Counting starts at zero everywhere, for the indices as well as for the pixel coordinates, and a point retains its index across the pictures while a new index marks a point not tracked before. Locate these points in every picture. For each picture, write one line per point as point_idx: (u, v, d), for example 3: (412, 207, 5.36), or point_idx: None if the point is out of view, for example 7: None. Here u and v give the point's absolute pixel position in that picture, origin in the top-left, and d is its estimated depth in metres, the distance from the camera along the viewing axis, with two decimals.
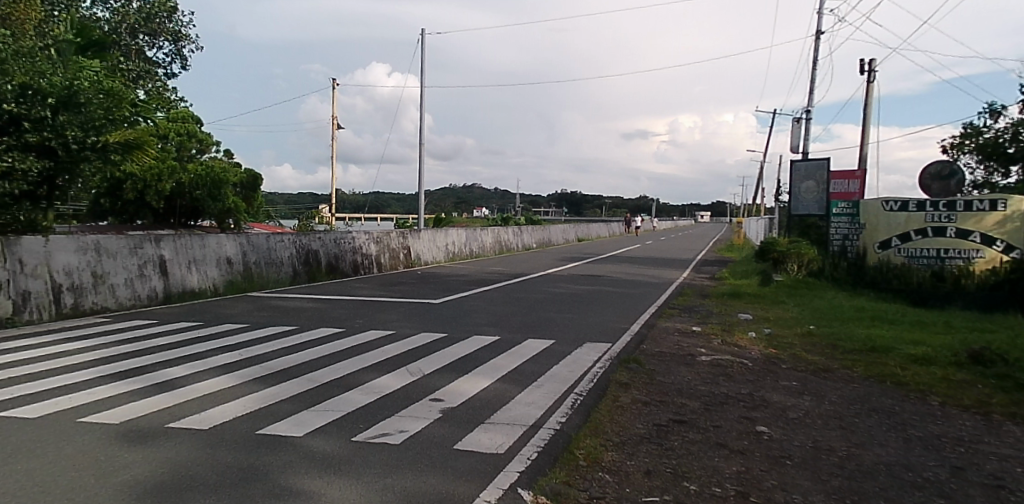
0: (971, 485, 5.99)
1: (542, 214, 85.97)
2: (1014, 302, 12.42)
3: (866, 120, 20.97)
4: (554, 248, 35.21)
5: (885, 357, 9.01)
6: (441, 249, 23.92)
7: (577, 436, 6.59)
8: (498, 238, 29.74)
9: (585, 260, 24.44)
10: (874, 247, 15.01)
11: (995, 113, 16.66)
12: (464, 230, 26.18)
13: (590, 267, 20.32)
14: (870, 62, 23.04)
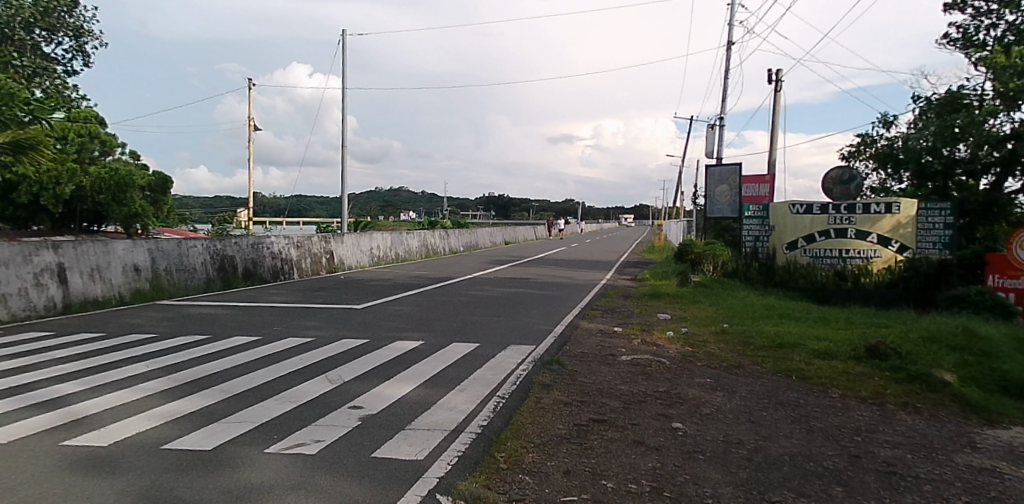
0: (866, 473, 6.40)
1: (468, 217, 85.98)
2: (907, 298, 13.35)
3: (776, 127, 21.92)
4: (481, 251, 35.27)
5: (791, 352, 9.49)
6: (366, 253, 23.61)
7: (499, 439, 6.64)
8: (425, 241, 29.59)
9: (512, 263, 24.64)
10: (783, 248, 15.75)
11: (885, 125, 17.58)
12: (389, 234, 25.93)
13: (516, 270, 20.51)
14: (778, 71, 24.14)
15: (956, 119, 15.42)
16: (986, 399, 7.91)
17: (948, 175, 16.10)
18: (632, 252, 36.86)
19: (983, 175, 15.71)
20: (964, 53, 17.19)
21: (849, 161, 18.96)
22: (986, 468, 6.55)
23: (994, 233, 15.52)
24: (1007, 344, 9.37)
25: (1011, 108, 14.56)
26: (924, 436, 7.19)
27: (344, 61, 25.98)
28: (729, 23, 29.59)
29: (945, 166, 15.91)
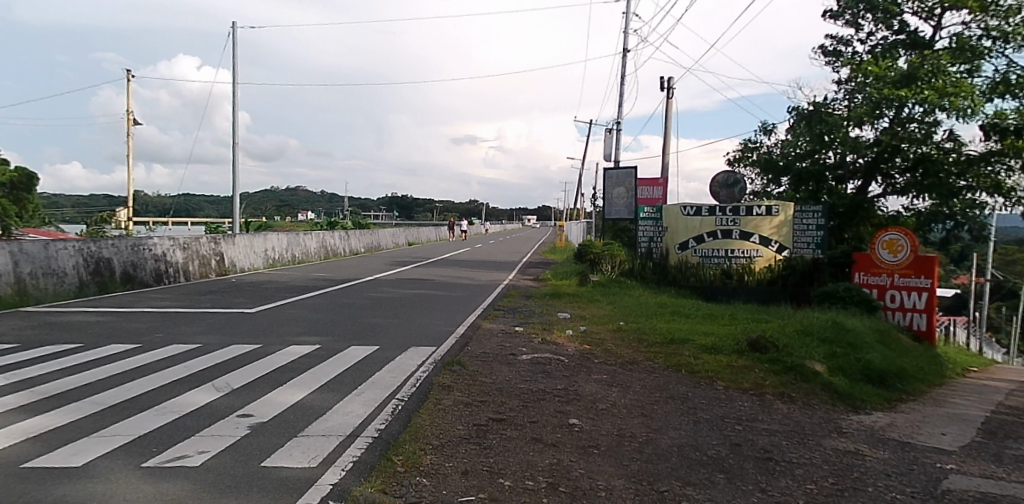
0: (746, 460, 6.82)
1: (371, 218, 84.47)
2: (784, 295, 14.57)
3: (668, 132, 22.90)
4: (382, 252, 34.78)
5: (681, 348, 9.96)
6: (259, 255, 22.73)
7: (396, 442, 6.57)
8: (324, 242, 28.86)
9: (415, 264, 24.46)
10: (675, 248, 16.47)
11: (766, 131, 18.72)
12: (284, 236, 25.07)
13: (418, 271, 20.36)
14: (671, 79, 25.22)
15: (826, 127, 16.65)
16: (851, 387, 8.67)
17: (820, 180, 17.39)
18: (536, 252, 37.51)
19: (850, 180, 17.18)
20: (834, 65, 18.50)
21: (735, 166, 19.84)
22: (851, 451, 7.16)
23: (860, 233, 17.06)
24: (869, 336, 10.31)
25: (873, 119, 15.85)
26: (798, 422, 7.75)
27: (235, 55, 24.84)
28: (625, 30, 30.61)
29: (818, 173, 17.16)
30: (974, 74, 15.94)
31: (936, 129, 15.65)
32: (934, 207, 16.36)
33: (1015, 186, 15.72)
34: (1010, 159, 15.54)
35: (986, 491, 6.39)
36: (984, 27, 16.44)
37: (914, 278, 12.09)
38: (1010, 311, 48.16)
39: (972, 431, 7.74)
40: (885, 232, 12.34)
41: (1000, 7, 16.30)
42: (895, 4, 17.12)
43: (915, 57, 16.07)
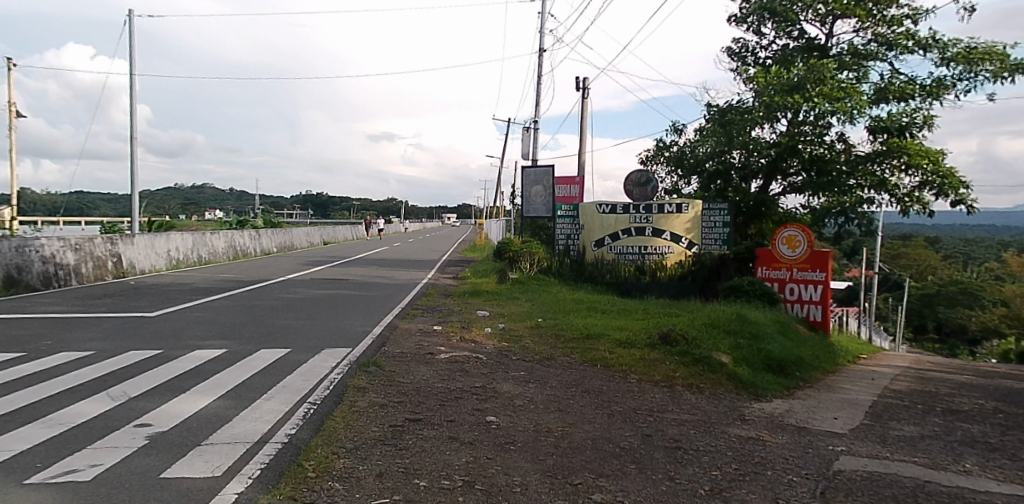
0: (657, 450, 7.05)
1: (289, 216, 81.91)
2: (694, 290, 15.27)
3: (585, 131, 23.36)
4: (297, 252, 33.81)
5: (597, 342, 10.19)
6: (161, 256, 21.61)
7: (307, 447, 6.39)
8: (233, 242, 27.76)
9: (333, 264, 23.90)
10: (591, 245, 16.83)
11: (676, 131, 19.40)
12: (189, 235, 23.95)
13: (335, 271, 19.91)
14: (586, 80, 25.72)
15: (730, 129, 17.38)
16: (754, 376, 9.14)
17: (726, 179, 18.15)
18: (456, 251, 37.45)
19: (753, 178, 18.05)
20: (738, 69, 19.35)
21: (649, 165, 20.40)
22: (752, 437, 7.53)
23: (762, 229, 18.05)
24: (770, 327, 10.88)
25: (771, 120, 16.76)
26: (706, 412, 8.07)
27: (133, 45, 23.46)
28: (541, 31, 31.00)
29: (724, 172, 17.92)
30: (862, 80, 17.03)
31: (827, 131, 16.66)
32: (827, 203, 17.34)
33: (897, 185, 16.90)
34: (893, 159, 16.69)
35: (872, 470, 6.87)
36: (871, 35, 17.59)
37: (811, 272, 12.92)
38: (897, 300, 52.09)
39: (861, 414, 8.31)
40: (785, 229, 12.91)
41: (885, 17, 17.47)
42: (792, 12, 18.06)
43: (809, 63, 17.01)
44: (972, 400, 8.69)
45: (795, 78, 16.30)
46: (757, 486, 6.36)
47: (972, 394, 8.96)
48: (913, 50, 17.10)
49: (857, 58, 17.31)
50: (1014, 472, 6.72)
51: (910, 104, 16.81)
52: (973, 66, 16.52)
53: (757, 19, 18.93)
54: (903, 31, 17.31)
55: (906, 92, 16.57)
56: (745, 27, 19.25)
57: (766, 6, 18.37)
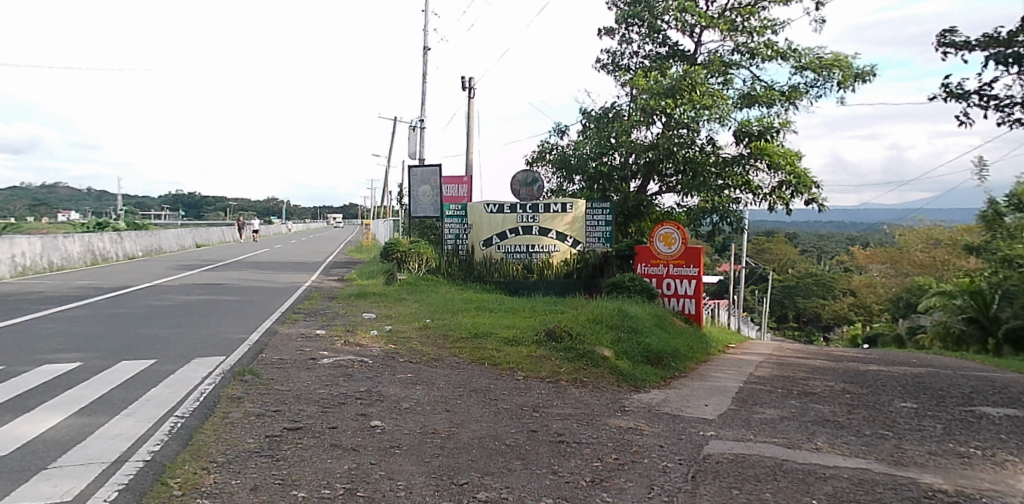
0: (541, 444, 7.20)
1: (160, 218, 76.53)
2: (579, 286, 15.79)
3: (472, 131, 23.43)
4: (166, 256, 31.69)
5: (485, 341, 10.26)
6: (4, 263, 19.54)
7: (174, 463, 5.98)
8: (89, 246, 25.55)
9: (208, 268, 22.59)
10: (479, 245, 16.94)
11: (559, 131, 19.82)
12: (38, 240, 21.81)
13: (210, 275, 18.81)
14: (471, 79, 25.78)
15: (610, 132, 18.03)
16: (634, 368, 9.56)
17: (607, 180, 18.81)
18: (342, 252, 36.51)
19: (632, 179, 18.84)
20: (614, 75, 20.08)
21: (535, 166, 20.77)
22: (631, 427, 7.86)
23: (642, 227, 18.92)
24: (649, 321, 11.43)
25: (647, 123, 17.56)
26: (588, 405, 8.33)
27: None
28: (424, 29, 30.78)
29: (605, 173, 18.57)
30: (728, 86, 18.17)
31: (699, 134, 17.68)
32: (700, 203, 18.41)
33: (761, 184, 18.21)
34: (756, 160, 17.95)
35: (738, 452, 7.38)
36: (735, 44, 18.79)
37: (685, 267, 13.69)
38: (762, 292, 56.36)
39: (729, 400, 8.91)
40: (662, 227, 13.54)
41: (747, 27, 18.71)
42: (662, 20, 18.94)
43: (680, 68, 17.91)
44: (824, 382, 9.53)
45: (669, 83, 17.12)
46: (635, 474, 6.64)
47: (825, 376, 9.82)
48: (771, 59, 18.44)
49: (723, 65, 18.42)
50: (857, 446, 7.44)
51: (771, 108, 18.14)
52: (823, 73, 18.05)
53: (630, 26, 19.67)
54: (763, 40, 18.60)
55: (766, 99, 17.86)
56: (618, 34, 20.00)
57: (637, 15, 19.17)
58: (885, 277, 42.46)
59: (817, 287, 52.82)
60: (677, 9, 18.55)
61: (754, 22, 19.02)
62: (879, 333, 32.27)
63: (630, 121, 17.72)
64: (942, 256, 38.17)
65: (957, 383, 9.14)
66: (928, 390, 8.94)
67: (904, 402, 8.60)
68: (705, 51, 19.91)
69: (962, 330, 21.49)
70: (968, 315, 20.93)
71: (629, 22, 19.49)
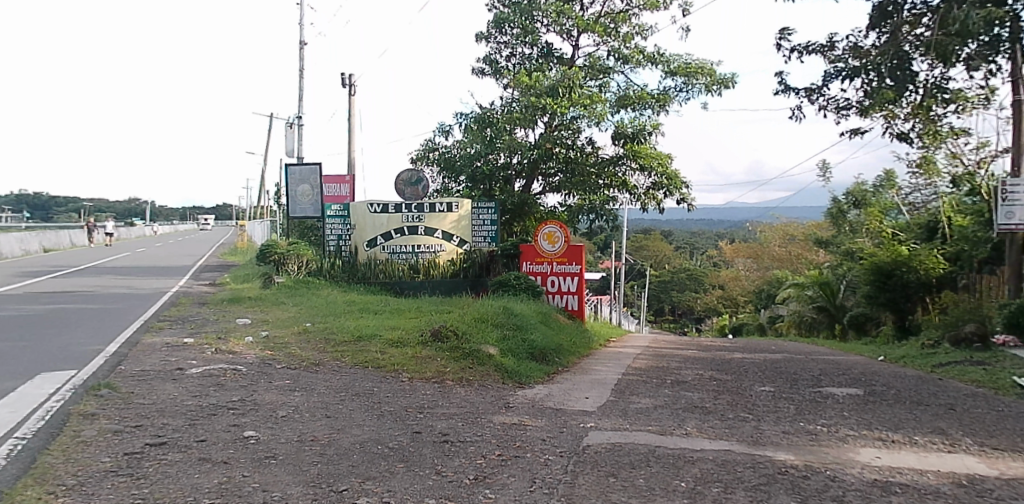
0: (425, 445, 7.18)
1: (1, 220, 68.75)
2: (466, 285, 15.89)
3: (353, 129, 22.93)
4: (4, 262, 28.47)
5: (369, 344, 10.07)
6: None
7: (12, 490, 5.41)
8: None
9: (59, 274, 20.57)
10: (363, 246, 16.64)
11: (442, 131, 19.78)
12: None
13: (62, 283, 17.15)
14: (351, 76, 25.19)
15: (493, 132, 18.25)
16: (518, 365, 9.73)
17: (492, 180, 19.02)
18: (212, 255, 34.46)
19: (516, 178, 19.17)
20: (495, 75, 20.29)
21: (418, 165, 20.62)
22: (514, 423, 8.00)
23: (527, 226, 19.30)
24: (533, 318, 11.69)
25: (529, 124, 17.95)
26: (473, 403, 8.36)
27: None
28: (299, 24, 29.72)
29: (489, 173, 18.78)
30: (604, 89, 18.91)
31: (578, 135, 18.31)
32: (579, 202, 18.96)
33: (636, 184, 19.08)
34: (631, 161, 18.78)
35: (615, 441, 7.70)
36: (609, 49, 19.57)
37: (568, 265, 14.11)
38: (641, 287, 59.05)
39: (607, 392, 9.28)
40: (546, 225, 13.88)
41: (619, 33, 19.53)
42: (540, 23, 19.36)
43: (559, 71, 18.43)
44: (694, 371, 10.14)
45: (550, 84, 17.58)
46: (518, 469, 6.77)
47: (695, 365, 10.44)
48: (643, 64, 19.34)
49: (599, 68, 19.12)
50: (722, 430, 7.99)
51: (643, 111, 19.04)
52: (689, 79, 19.17)
53: (510, 29, 19.98)
54: (634, 46, 19.48)
55: (639, 102, 18.74)
56: (498, 36, 20.25)
57: (516, 17, 19.50)
58: (749, 270, 45.91)
59: (689, 282, 56.15)
60: (554, 13, 19.05)
61: (627, 29, 19.86)
62: (743, 323, 34.80)
63: (511, 121, 18.02)
64: (797, 251, 41.89)
65: (808, 367, 10.02)
66: (783, 375, 9.74)
67: (763, 386, 9.32)
68: (581, 55, 20.59)
69: (812, 317, 23.66)
70: (818, 304, 23.05)
71: (508, 24, 19.77)
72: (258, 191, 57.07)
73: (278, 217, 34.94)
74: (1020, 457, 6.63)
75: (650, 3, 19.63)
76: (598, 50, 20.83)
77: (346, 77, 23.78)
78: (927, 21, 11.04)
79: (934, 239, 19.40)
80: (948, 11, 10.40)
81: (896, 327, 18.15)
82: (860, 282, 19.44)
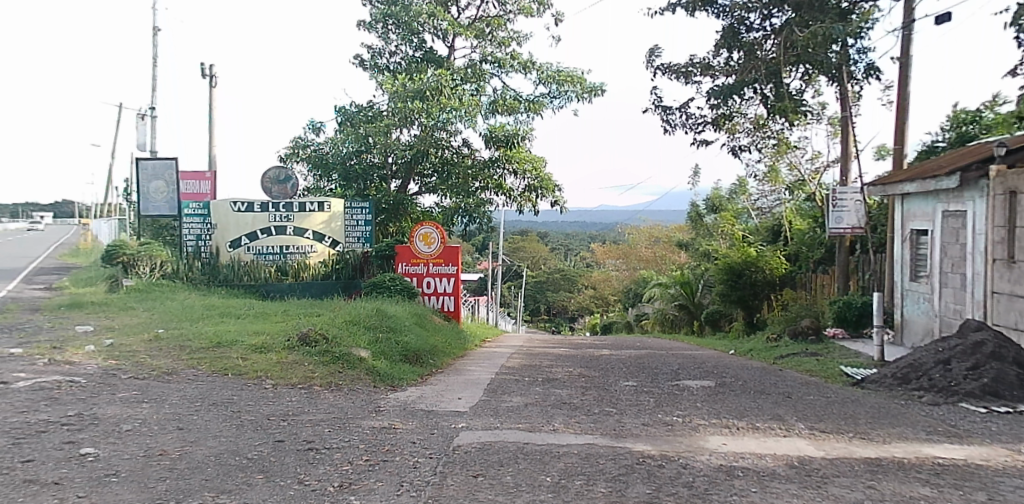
0: (287, 454, 6.92)
1: None
2: (339, 287, 15.61)
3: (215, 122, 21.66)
4: None
5: (229, 351, 9.56)
6: None
7: None
8: None
9: None
10: (225, 246, 15.78)
11: (313, 127, 19.16)
12: None
13: None
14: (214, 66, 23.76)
15: (367, 131, 17.97)
16: (390, 368, 9.61)
17: (367, 179, 18.72)
18: (46, 257, 31.17)
19: (392, 179, 18.98)
20: (370, 72, 19.92)
21: (288, 163, 19.86)
22: (384, 427, 7.88)
23: (402, 227, 19.11)
24: (408, 320, 11.65)
25: (404, 124, 17.83)
26: (341, 408, 8.14)
27: None
28: (154, 7, 27.63)
29: (362, 172, 18.53)
30: (480, 92, 19.10)
31: (455, 136, 18.41)
32: (454, 204, 19.05)
33: (511, 187, 19.43)
34: (505, 164, 19.14)
35: (485, 440, 7.79)
36: (485, 52, 19.80)
37: (443, 266, 14.12)
38: (518, 287, 60.19)
39: (480, 392, 9.36)
40: (421, 226, 13.90)
41: (495, 38, 19.83)
42: (415, 24, 19.27)
43: (433, 71, 18.47)
44: (564, 368, 10.47)
45: (420, 86, 17.71)
46: (386, 473, 6.67)
47: (566, 363, 10.77)
48: (518, 69, 19.71)
49: (474, 71, 19.34)
50: (587, 425, 8.29)
51: (517, 116, 19.42)
52: (562, 86, 19.78)
53: (385, 26, 19.76)
54: (509, 51, 19.82)
55: (513, 107, 19.07)
56: (373, 32, 19.93)
57: (392, 15, 19.32)
58: (619, 270, 48.27)
59: (564, 282, 58.09)
60: (427, 15, 19.00)
61: (503, 34, 20.20)
62: (613, 321, 36.46)
63: (386, 121, 17.80)
64: (662, 253, 44.54)
65: (668, 361, 10.64)
66: (645, 370, 10.28)
67: (627, 381, 9.77)
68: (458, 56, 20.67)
69: (675, 314, 25.21)
70: (679, 303, 24.56)
71: (386, 21, 19.55)
72: (109, 187, 52.36)
73: (127, 215, 32.26)
74: (843, 437, 7.38)
75: (524, 10, 20.06)
76: (475, 53, 21.03)
77: (208, 67, 22.40)
78: (771, 41, 12.20)
79: (778, 241, 21.34)
80: (790, 34, 11.60)
81: (745, 323, 19.41)
82: (715, 283, 20.67)
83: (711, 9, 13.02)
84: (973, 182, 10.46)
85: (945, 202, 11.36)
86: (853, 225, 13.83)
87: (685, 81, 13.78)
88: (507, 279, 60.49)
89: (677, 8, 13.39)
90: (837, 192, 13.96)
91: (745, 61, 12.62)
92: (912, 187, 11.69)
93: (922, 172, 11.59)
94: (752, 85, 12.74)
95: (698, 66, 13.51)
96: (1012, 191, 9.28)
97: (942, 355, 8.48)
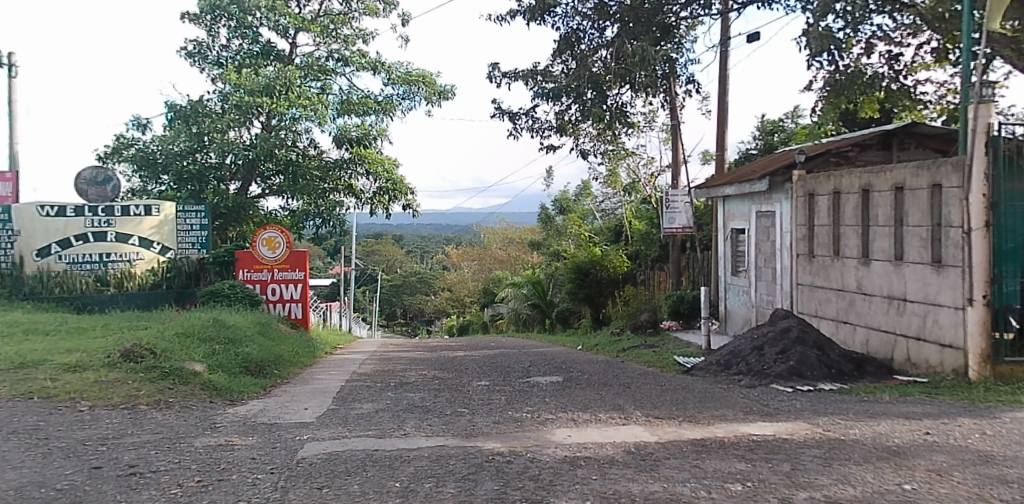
0: (105, 481, 6.28)
1: None
2: (170, 296, 14.68)
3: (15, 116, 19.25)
4: None
5: (34, 372, 8.53)
6: None
7: None
8: None
9: None
10: (32, 255, 14.19)
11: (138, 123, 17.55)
12: None
13: None
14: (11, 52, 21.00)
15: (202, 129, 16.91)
16: (228, 381, 9.04)
17: (202, 181, 17.59)
18: None
19: (231, 180, 18.03)
20: (202, 66, 18.66)
21: (109, 162, 18.14)
22: (220, 444, 7.40)
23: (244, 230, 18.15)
24: (251, 330, 11.10)
25: (244, 122, 17.01)
26: (170, 427, 7.53)
27: None
28: None
29: (197, 173, 17.38)
30: (326, 91, 18.61)
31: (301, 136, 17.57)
32: (304, 206, 18.38)
33: (362, 189, 19.06)
34: (356, 166, 18.74)
35: (332, 450, 7.54)
36: (331, 50, 19.27)
37: (290, 272, 13.53)
38: (372, 292, 58.93)
39: (328, 401, 9.06)
40: (265, 230, 13.28)
41: (340, 35, 19.34)
42: (250, 16, 18.41)
43: (275, 67, 17.79)
44: (417, 372, 10.39)
45: (263, 82, 16.84)
46: (220, 493, 6.24)
47: (419, 367, 10.69)
48: (365, 68, 19.34)
49: (319, 69, 18.73)
50: (438, 427, 8.28)
51: (367, 117, 19.05)
52: (411, 86, 19.68)
53: (217, 20, 18.67)
54: (356, 50, 19.41)
55: (363, 107, 18.72)
56: (204, 25, 18.72)
57: (223, 6, 18.25)
58: (474, 273, 48.88)
59: (421, 285, 57.71)
60: (265, 8, 18.16)
61: (349, 32, 19.76)
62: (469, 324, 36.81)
63: (225, 119, 16.86)
64: (514, 253, 45.69)
65: (519, 359, 10.90)
66: (498, 369, 10.45)
67: (479, 381, 9.89)
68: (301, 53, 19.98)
69: (528, 313, 25.95)
70: (532, 302, 25.24)
71: (217, 14, 18.50)
72: None
73: None
74: (674, 422, 7.94)
75: (370, 9, 19.77)
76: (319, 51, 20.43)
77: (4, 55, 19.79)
78: (603, 52, 12.96)
79: (620, 241, 22.66)
80: (622, 46, 12.31)
81: (592, 320, 20.39)
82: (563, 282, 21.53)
83: (550, 18, 13.58)
84: (780, 185, 11.69)
85: (759, 203, 12.59)
86: (683, 225, 14.97)
87: (529, 87, 14.27)
88: (361, 283, 58.83)
89: (519, 15, 13.83)
90: (670, 194, 15.04)
91: (581, 71, 13.31)
92: (731, 190, 12.83)
93: (740, 177, 12.73)
94: (589, 93, 13.47)
95: (540, 73, 14.06)
96: (811, 193, 10.53)
97: (757, 342, 9.38)
